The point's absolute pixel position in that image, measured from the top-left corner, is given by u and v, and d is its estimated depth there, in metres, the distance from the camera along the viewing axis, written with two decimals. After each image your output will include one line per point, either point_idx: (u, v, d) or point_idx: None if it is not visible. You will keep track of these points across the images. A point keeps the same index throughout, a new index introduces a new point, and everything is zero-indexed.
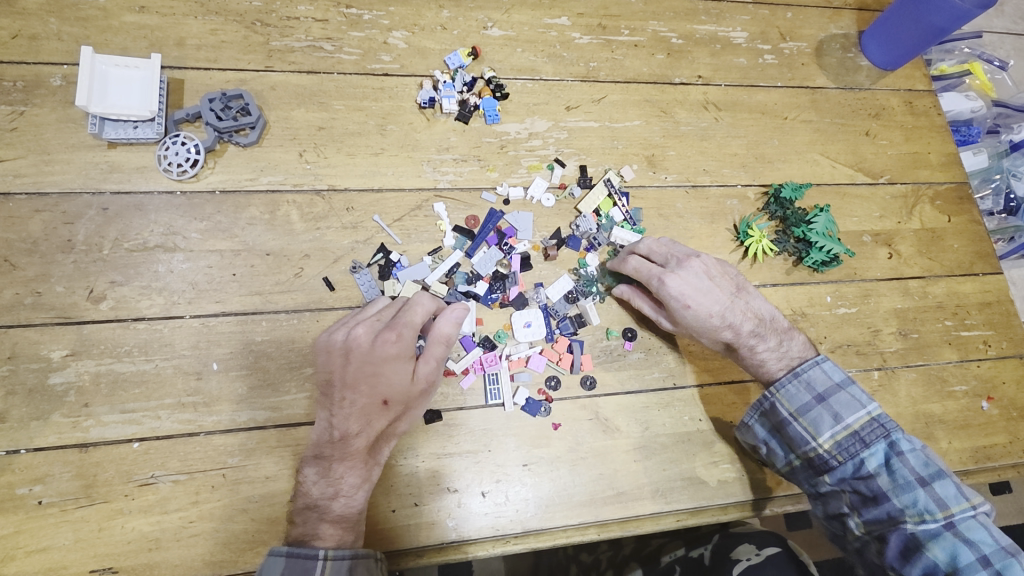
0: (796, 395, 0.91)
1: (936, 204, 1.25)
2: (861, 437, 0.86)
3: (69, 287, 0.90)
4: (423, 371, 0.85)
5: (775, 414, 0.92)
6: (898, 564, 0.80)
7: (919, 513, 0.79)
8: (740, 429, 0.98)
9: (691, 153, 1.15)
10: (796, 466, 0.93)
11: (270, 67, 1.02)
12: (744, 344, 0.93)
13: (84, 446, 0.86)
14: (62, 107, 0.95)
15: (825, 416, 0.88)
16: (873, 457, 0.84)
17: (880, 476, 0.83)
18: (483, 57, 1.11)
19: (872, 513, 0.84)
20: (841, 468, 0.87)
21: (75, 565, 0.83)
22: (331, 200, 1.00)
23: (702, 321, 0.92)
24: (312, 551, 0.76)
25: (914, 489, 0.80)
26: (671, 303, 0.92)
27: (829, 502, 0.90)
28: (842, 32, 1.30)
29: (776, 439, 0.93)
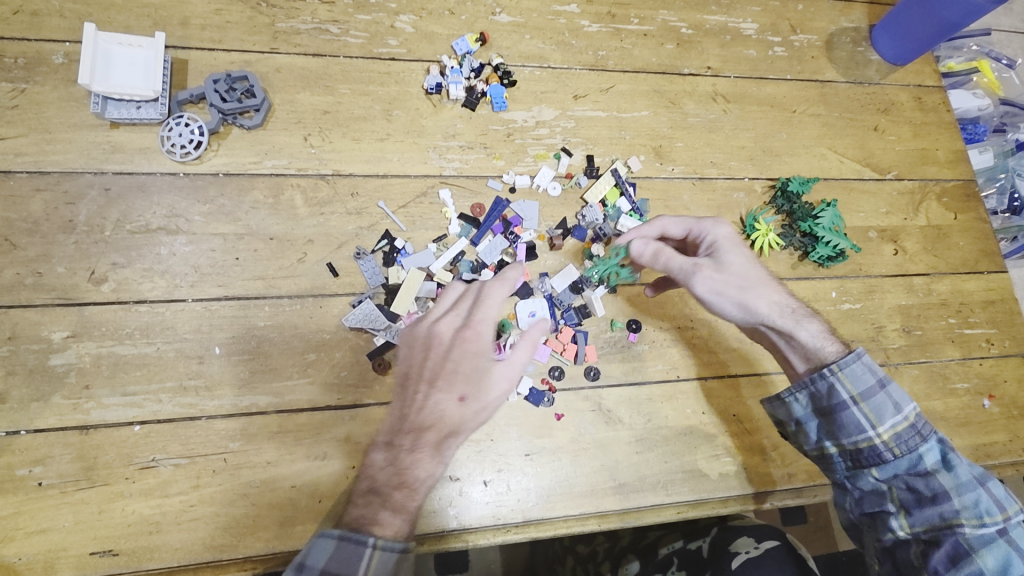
0: (860, 377, 0.82)
1: (943, 201, 1.25)
2: (919, 431, 0.81)
3: (70, 268, 0.89)
4: (504, 370, 0.79)
5: (829, 397, 0.83)
6: (943, 570, 0.74)
7: (978, 515, 0.75)
8: (772, 403, 0.89)
9: (699, 145, 1.14)
10: (831, 453, 0.85)
11: (276, 49, 1.01)
12: (799, 309, 0.87)
13: (85, 428, 0.85)
14: (63, 85, 0.93)
15: (889, 404, 0.81)
16: (930, 453, 0.80)
17: (938, 473, 0.78)
18: (491, 43, 1.09)
19: (925, 513, 0.77)
20: (894, 462, 0.80)
21: (74, 547, 0.82)
22: (336, 185, 0.99)
23: (752, 271, 0.88)
24: (362, 536, 0.71)
25: (976, 490, 0.76)
26: (723, 244, 0.89)
27: (867, 498, 0.82)
28: (853, 26, 1.28)
29: (816, 422, 0.85)
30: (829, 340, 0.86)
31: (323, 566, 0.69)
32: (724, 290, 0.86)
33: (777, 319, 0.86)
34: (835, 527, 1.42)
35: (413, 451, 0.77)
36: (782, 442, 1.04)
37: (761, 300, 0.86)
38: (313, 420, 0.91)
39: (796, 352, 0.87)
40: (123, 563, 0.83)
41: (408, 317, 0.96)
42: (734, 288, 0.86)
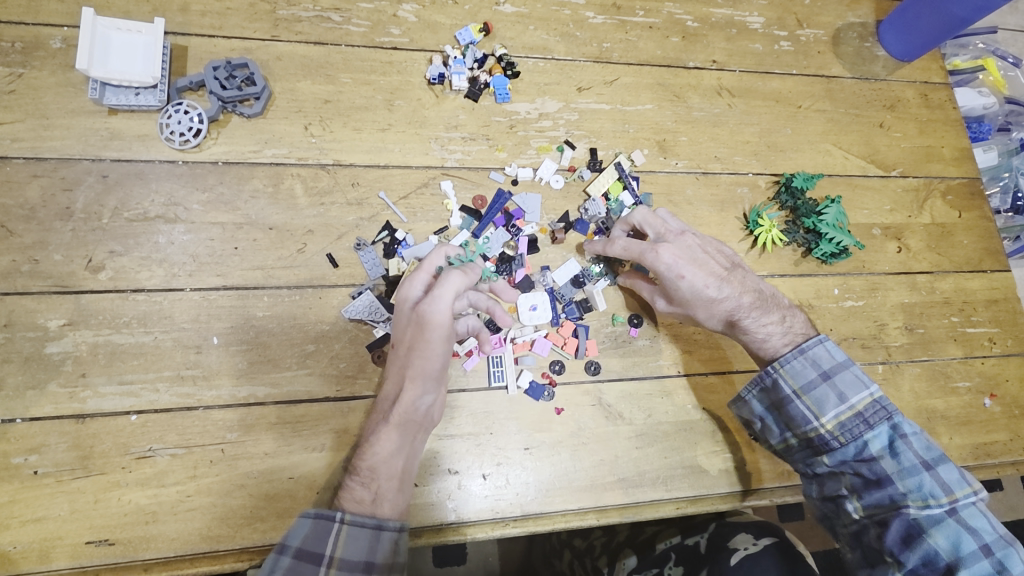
0: (801, 371, 0.86)
1: (947, 198, 1.24)
2: (865, 419, 0.83)
3: (67, 255, 0.88)
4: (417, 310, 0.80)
5: (776, 391, 0.87)
6: (898, 551, 0.77)
7: (923, 497, 0.77)
8: (735, 405, 0.93)
9: (702, 140, 1.13)
10: (792, 444, 0.89)
11: (277, 37, 1.00)
12: (745, 317, 0.90)
13: (80, 417, 0.84)
14: (62, 71, 0.92)
15: (830, 395, 0.84)
16: (877, 439, 0.82)
17: (883, 459, 0.81)
18: (494, 33, 1.08)
19: (874, 496, 0.80)
20: (842, 449, 0.83)
21: (69, 536, 0.82)
22: (336, 175, 0.98)
23: (699, 294, 0.89)
24: (332, 512, 0.74)
25: (920, 473, 0.78)
26: (664, 278, 0.89)
27: (826, 483, 0.86)
28: (860, 21, 1.27)
29: (773, 416, 0.89)
30: (779, 342, 0.91)
31: (299, 546, 0.71)
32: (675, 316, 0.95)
33: (726, 327, 0.92)
34: None
35: (372, 411, 0.83)
36: None
37: (710, 319, 0.92)
38: (311, 412, 0.90)
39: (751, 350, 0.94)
40: (119, 553, 0.82)
41: None
42: (682, 312, 0.93)
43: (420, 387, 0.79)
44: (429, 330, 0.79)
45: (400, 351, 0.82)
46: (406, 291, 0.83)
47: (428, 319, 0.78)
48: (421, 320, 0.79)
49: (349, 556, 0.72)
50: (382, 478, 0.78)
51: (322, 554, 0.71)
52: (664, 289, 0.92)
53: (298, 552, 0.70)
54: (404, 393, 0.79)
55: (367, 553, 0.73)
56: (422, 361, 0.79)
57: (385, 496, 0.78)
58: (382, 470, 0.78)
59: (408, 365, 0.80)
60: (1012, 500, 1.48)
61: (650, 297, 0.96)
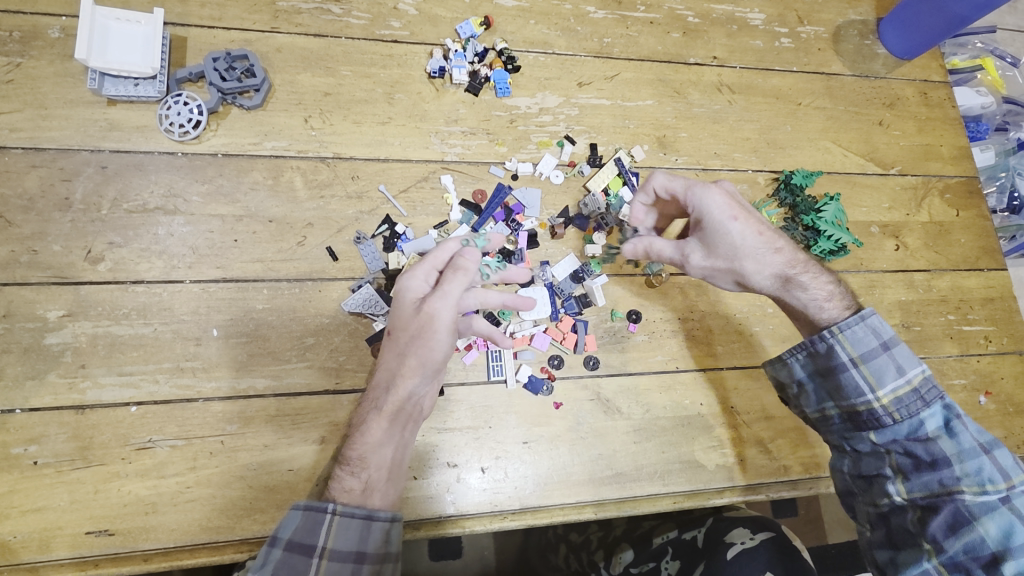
0: (861, 339, 0.81)
1: (945, 197, 1.25)
2: (922, 396, 0.78)
3: (67, 246, 0.88)
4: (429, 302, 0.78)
5: (828, 358, 0.82)
6: (942, 537, 0.72)
7: (979, 483, 0.73)
8: (774, 366, 0.89)
9: (702, 136, 1.13)
10: (832, 414, 0.85)
11: (277, 29, 0.99)
12: (797, 273, 0.84)
13: (80, 408, 0.84)
14: (60, 60, 0.92)
15: (890, 367, 0.79)
16: (932, 419, 0.77)
17: (939, 439, 0.76)
18: (495, 27, 1.07)
19: (923, 478, 0.75)
20: (894, 426, 0.79)
21: (69, 527, 0.82)
22: (336, 168, 0.98)
23: (749, 240, 0.83)
24: (322, 504, 0.73)
25: (978, 457, 0.74)
26: (712, 218, 0.83)
27: (865, 460, 0.82)
28: (860, 18, 1.27)
29: (816, 384, 0.85)
30: (829, 305, 0.84)
31: (290, 538, 0.71)
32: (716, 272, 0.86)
33: (773, 285, 0.85)
34: (826, 520, 1.43)
35: (364, 397, 0.82)
36: (779, 434, 1.04)
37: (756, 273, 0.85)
38: (311, 404, 0.91)
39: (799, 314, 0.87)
40: (119, 543, 0.83)
41: None
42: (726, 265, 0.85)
43: (419, 377, 0.79)
44: (436, 320, 0.78)
45: (398, 340, 0.80)
46: (409, 281, 0.81)
47: (437, 308, 0.78)
48: (427, 311, 0.78)
49: (340, 546, 0.72)
50: (372, 468, 0.78)
51: (313, 545, 0.71)
52: (708, 235, 0.84)
53: (289, 544, 0.71)
54: (403, 384, 0.79)
55: (358, 542, 0.73)
56: (425, 351, 0.78)
57: (375, 486, 0.78)
58: (371, 460, 0.78)
59: (409, 356, 0.79)
60: None
61: (686, 248, 0.86)
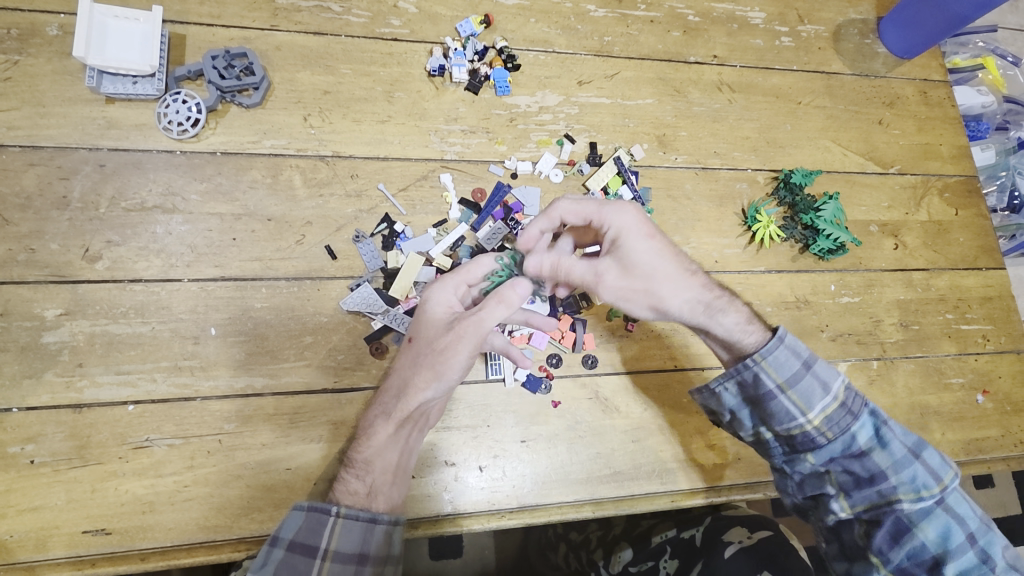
0: (784, 363, 0.80)
1: (944, 196, 1.25)
2: (848, 410, 0.80)
3: (64, 244, 0.88)
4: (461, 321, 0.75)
5: (758, 386, 0.81)
6: (888, 548, 0.76)
7: (915, 489, 0.76)
8: (703, 395, 0.87)
9: (702, 135, 1.13)
10: (767, 439, 0.84)
11: (276, 26, 0.99)
12: (714, 300, 0.82)
13: (77, 407, 0.84)
14: (58, 58, 0.91)
15: (816, 388, 0.80)
16: (862, 431, 0.79)
17: (874, 452, 0.78)
18: (495, 25, 1.07)
19: (865, 493, 0.78)
20: (828, 447, 0.79)
21: (66, 526, 0.82)
22: (335, 166, 0.98)
23: (664, 263, 0.80)
24: (327, 505, 0.73)
25: (911, 464, 0.77)
26: (626, 238, 0.79)
27: (807, 483, 0.81)
28: (860, 17, 1.27)
29: (748, 410, 0.84)
30: (749, 330, 0.82)
31: (292, 538, 0.71)
32: (630, 298, 0.81)
33: (693, 310, 0.81)
34: None
35: (375, 400, 0.81)
36: None
37: (673, 300, 0.81)
38: (309, 403, 0.90)
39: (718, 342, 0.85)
40: (116, 542, 0.82)
41: (407, 302, 0.95)
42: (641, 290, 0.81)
43: (433, 391, 0.76)
44: (460, 339, 0.74)
45: (422, 348, 0.78)
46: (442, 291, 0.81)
47: (464, 325, 0.74)
48: (454, 326, 0.75)
49: (342, 548, 0.72)
50: (377, 471, 0.78)
51: (315, 546, 0.71)
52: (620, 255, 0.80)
53: (291, 544, 0.71)
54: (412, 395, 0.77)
55: (360, 544, 0.73)
56: (443, 368, 0.75)
57: (378, 490, 0.78)
58: (376, 463, 0.78)
59: (423, 368, 0.77)
60: (1002, 497, 1.50)
61: (597, 270, 0.80)
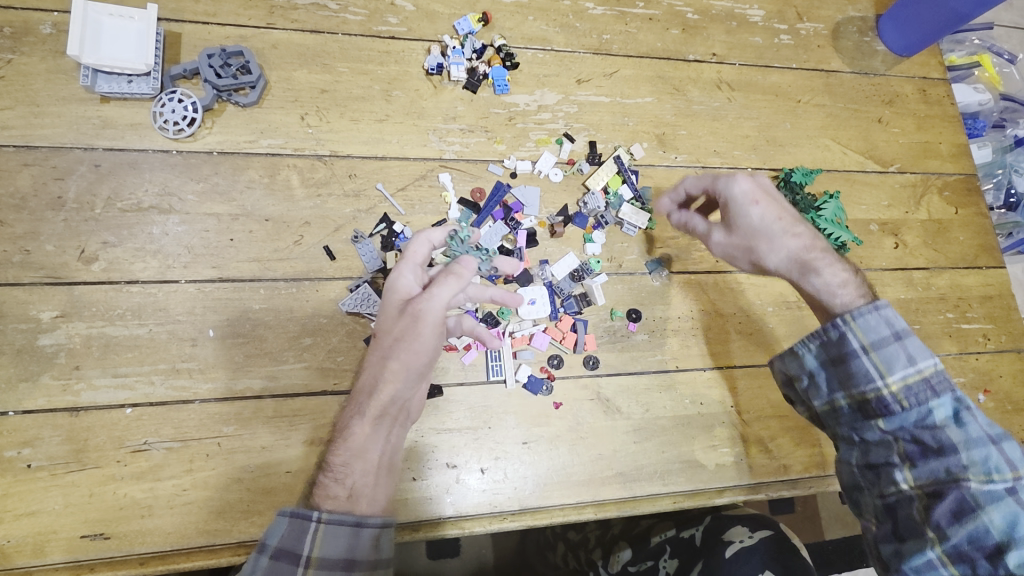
0: (874, 327, 0.75)
1: (944, 195, 1.25)
2: (932, 385, 0.72)
3: (59, 246, 0.87)
4: (418, 304, 0.78)
5: (840, 345, 0.77)
6: (945, 524, 0.67)
7: (986, 471, 0.68)
8: (784, 356, 0.83)
9: (702, 134, 1.13)
10: (842, 406, 0.78)
11: (272, 25, 0.98)
12: (812, 260, 0.83)
13: (74, 410, 0.83)
14: (52, 57, 0.90)
15: (901, 355, 0.73)
16: (941, 408, 0.71)
17: (949, 428, 0.70)
18: (493, 23, 1.06)
19: (929, 466, 0.70)
20: (901, 415, 0.73)
21: (64, 530, 0.81)
22: (333, 166, 0.97)
23: (769, 223, 0.84)
24: (308, 512, 0.72)
25: (987, 446, 0.69)
26: (733, 203, 0.86)
27: (873, 451, 0.75)
28: (860, 15, 1.27)
29: (826, 373, 0.79)
30: (841, 291, 0.80)
31: (277, 545, 0.70)
32: (733, 255, 0.89)
33: (791, 270, 0.84)
34: (823, 517, 1.44)
35: (347, 401, 0.81)
36: (779, 434, 1.04)
37: (772, 258, 0.85)
38: (308, 405, 0.90)
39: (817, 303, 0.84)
40: (115, 546, 0.82)
41: None
42: (741, 250, 0.87)
43: (404, 381, 0.79)
44: (421, 322, 0.78)
45: (384, 342, 0.79)
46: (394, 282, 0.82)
47: (423, 311, 0.78)
48: (413, 312, 0.78)
49: (326, 555, 0.70)
50: (356, 473, 0.77)
51: (299, 554, 0.70)
52: (727, 214, 0.87)
53: (276, 552, 0.70)
54: (384, 385, 0.78)
55: (346, 550, 0.72)
56: (409, 355, 0.78)
57: (360, 492, 0.77)
58: (355, 465, 0.77)
59: (392, 358, 0.78)
60: None
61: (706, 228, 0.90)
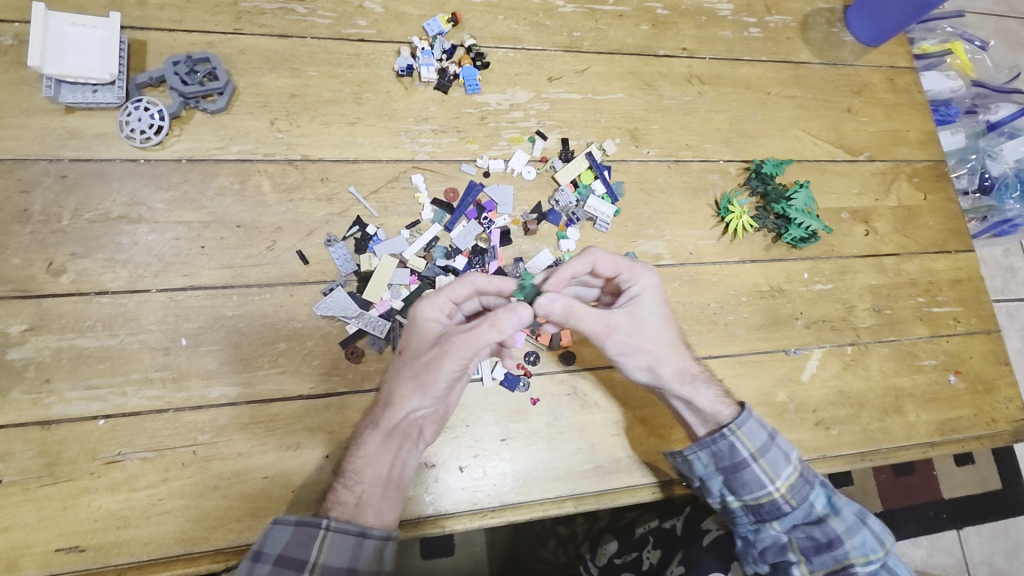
0: (755, 432, 0.85)
1: (913, 181, 1.26)
2: (807, 479, 0.85)
3: (26, 258, 0.86)
4: (450, 337, 0.76)
5: (733, 455, 0.84)
6: None
7: (866, 554, 0.81)
8: (675, 461, 0.89)
9: (674, 128, 1.13)
10: (734, 507, 0.87)
11: (240, 30, 0.98)
12: (700, 376, 0.86)
13: (46, 423, 0.83)
14: (14, 68, 0.89)
15: (781, 457, 0.84)
16: (820, 499, 0.84)
17: (829, 518, 0.83)
18: (463, 24, 1.07)
19: (822, 559, 0.82)
20: (791, 513, 0.84)
21: (38, 545, 0.80)
22: (305, 170, 0.96)
23: (670, 333, 0.85)
24: (316, 519, 0.73)
25: (861, 529, 0.82)
26: (645, 298, 0.84)
27: (770, 551, 0.85)
28: (827, 7, 1.28)
29: (718, 478, 0.87)
30: (723, 403, 0.87)
31: (281, 551, 0.71)
32: (635, 355, 0.82)
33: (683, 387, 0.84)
34: None
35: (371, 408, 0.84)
36: None
37: (668, 367, 0.84)
38: (284, 411, 0.90)
39: (690, 412, 0.88)
40: (90, 559, 0.81)
41: (383, 304, 0.95)
42: (646, 352, 0.82)
43: (415, 400, 0.78)
44: (444, 354, 0.76)
45: (408, 361, 0.80)
46: (430, 307, 0.82)
47: (453, 342, 0.75)
48: (441, 344, 0.76)
49: (330, 563, 0.71)
50: (365, 483, 0.79)
51: (304, 560, 0.71)
52: (635, 311, 0.83)
53: (279, 558, 0.70)
54: (399, 404, 0.79)
55: (350, 559, 0.73)
56: (427, 381, 0.77)
57: (367, 502, 0.78)
58: (365, 474, 0.79)
59: (411, 378, 0.79)
60: (982, 474, 1.53)
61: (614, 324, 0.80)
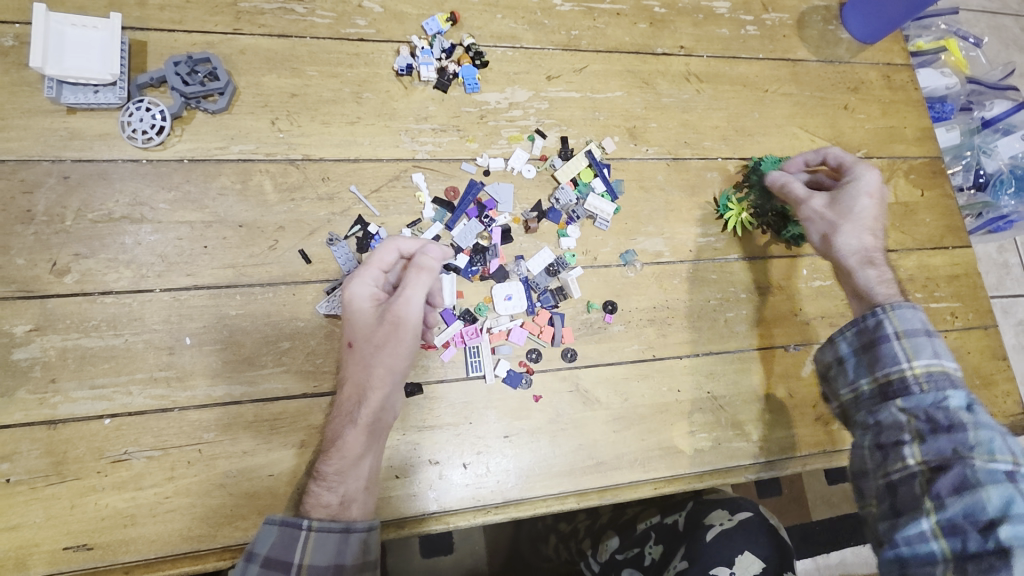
0: (909, 318, 0.81)
1: (910, 177, 1.27)
2: (950, 379, 0.78)
3: (30, 259, 0.86)
4: (400, 307, 0.84)
5: (874, 330, 0.82)
6: (944, 495, 0.69)
7: (988, 452, 0.70)
8: (822, 346, 0.89)
9: (672, 126, 1.14)
10: (865, 391, 0.83)
11: (239, 30, 0.98)
12: (874, 256, 0.90)
13: (52, 423, 0.83)
14: (14, 69, 0.89)
15: (930, 346, 0.78)
16: (958, 397, 0.75)
17: (960, 412, 0.73)
18: (461, 23, 1.07)
19: (938, 442, 0.72)
20: (920, 396, 0.76)
21: (46, 543, 0.81)
22: (306, 170, 0.97)
23: (869, 216, 0.92)
24: (298, 520, 0.76)
25: (994, 432, 0.71)
26: (857, 184, 0.94)
27: (884, 431, 0.77)
28: (823, 4, 1.29)
29: (857, 359, 0.84)
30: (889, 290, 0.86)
31: (267, 554, 0.74)
32: (819, 220, 0.94)
33: (852, 257, 0.90)
34: (809, 497, 1.45)
35: (335, 412, 0.85)
36: (756, 416, 1.06)
37: (849, 237, 0.91)
38: (288, 409, 0.90)
39: (850, 293, 0.90)
40: (98, 557, 0.82)
41: None
42: (831, 219, 0.93)
43: (390, 385, 0.84)
44: (399, 325, 0.83)
45: (365, 349, 0.84)
46: (359, 289, 0.86)
47: (402, 308, 0.83)
48: (392, 318, 0.83)
49: (315, 562, 0.75)
50: (350, 481, 0.81)
51: (291, 561, 0.74)
52: (837, 193, 0.95)
53: (267, 560, 0.73)
54: (371, 392, 0.84)
55: (334, 555, 0.76)
56: (392, 359, 0.84)
57: (352, 498, 0.81)
58: (349, 474, 0.81)
59: (377, 364, 0.84)
60: None
61: (807, 193, 0.97)
